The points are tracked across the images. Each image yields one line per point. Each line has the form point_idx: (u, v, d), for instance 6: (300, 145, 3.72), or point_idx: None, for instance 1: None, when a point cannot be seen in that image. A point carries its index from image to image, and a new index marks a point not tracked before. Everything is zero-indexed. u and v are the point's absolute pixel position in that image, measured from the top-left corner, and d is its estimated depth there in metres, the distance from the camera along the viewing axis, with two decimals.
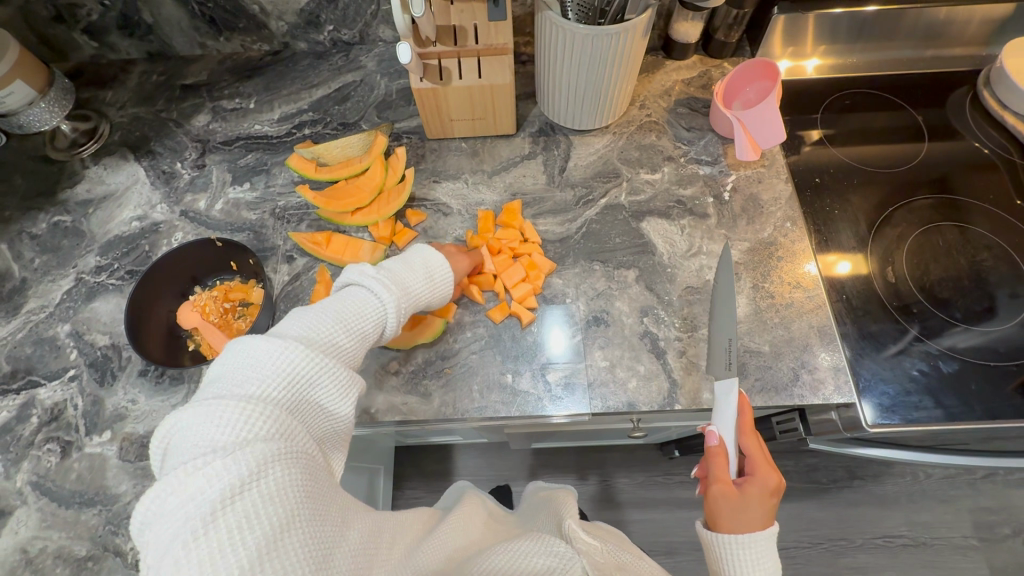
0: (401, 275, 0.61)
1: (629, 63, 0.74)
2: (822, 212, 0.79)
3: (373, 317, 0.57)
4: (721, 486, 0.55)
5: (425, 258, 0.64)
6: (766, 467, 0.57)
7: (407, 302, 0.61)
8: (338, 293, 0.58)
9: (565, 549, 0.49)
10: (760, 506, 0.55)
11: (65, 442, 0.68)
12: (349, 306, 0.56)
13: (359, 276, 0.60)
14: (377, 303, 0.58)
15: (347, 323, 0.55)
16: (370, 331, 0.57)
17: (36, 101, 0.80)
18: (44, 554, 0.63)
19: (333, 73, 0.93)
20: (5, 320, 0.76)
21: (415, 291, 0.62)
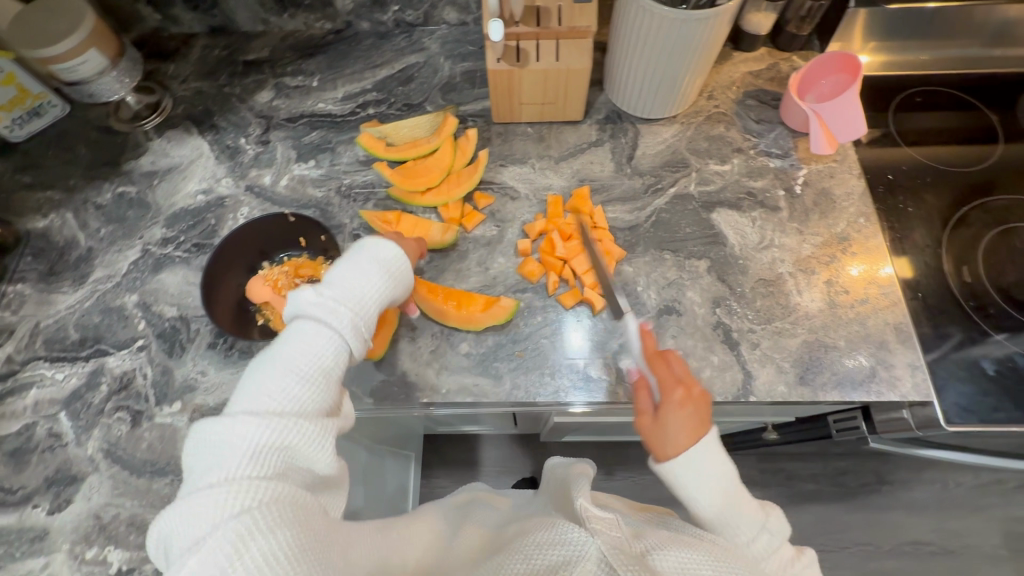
0: (348, 289, 0.55)
1: (709, 51, 0.73)
2: (896, 209, 0.78)
3: (336, 346, 0.52)
4: (645, 420, 0.56)
5: (366, 257, 0.58)
6: (673, 386, 0.56)
7: (367, 319, 0.55)
8: (289, 330, 0.53)
9: (576, 533, 0.45)
10: (678, 424, 0.54)
11: (135, 412, 0.68)
12: (306, 346, 0.51)
13: (306, 307, 0.54)
14: (335, 335, 0.53)
15: (306, 370, 0.50)
16: (336, 365, 0.52)
17: (107, 71, 0.79)
18: (118, 521, 0.63)
19: (396, 54, 0.93)
20: (72, 288, 0.76)
21: (365, 300, 0.56)
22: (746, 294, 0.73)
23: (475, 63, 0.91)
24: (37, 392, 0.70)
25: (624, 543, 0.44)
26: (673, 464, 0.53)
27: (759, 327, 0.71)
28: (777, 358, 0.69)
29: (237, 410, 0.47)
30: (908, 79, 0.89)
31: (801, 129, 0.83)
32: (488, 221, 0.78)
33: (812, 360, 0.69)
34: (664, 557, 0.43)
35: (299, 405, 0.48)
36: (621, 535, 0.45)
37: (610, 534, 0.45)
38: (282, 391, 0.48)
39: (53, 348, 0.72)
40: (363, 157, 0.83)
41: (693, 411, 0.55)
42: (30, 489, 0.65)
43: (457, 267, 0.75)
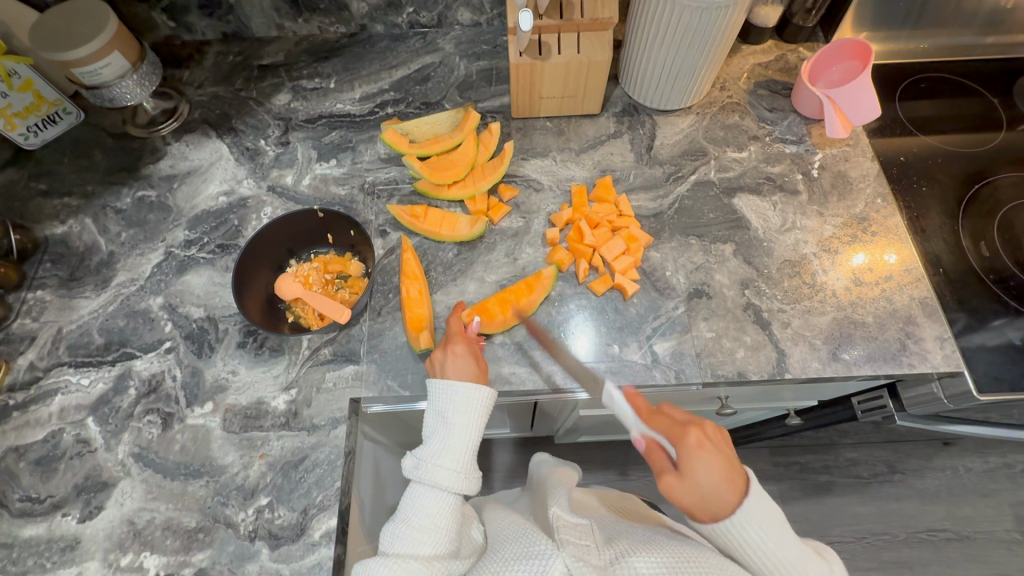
0: (447, 443, 0.58)
1: (724, 41, 0.75)
2: (911, 190, 0.80)
3: (449, 506, 0.57)
4: (670, 479, 0.52)
5: (458, 405, 0.59)
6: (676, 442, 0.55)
7: (472, 468, 0.58)
8: (408, 495, 0.58)
9: (546, 546, 0.49)
10: (703, 476, 0.50)
11: (166, 414, 0.67)
12: (425, 513, 0.56)
13: (418, 469, 0.58)
14: (446, 492, 0.57)
15: (425, 527, 0.55)
16: (452, 518, 0.56)
17: (128, 74, 0.79)
18: (152, 526, 0.61)
19: (411, 55, 0.94)
20: (94, 293, 0.75)
21: (462, 437, 0.58)
22: (773, 275, 0.74)
23: (491, 61, 0.92)
24: (62, 398, 0.68)
25: (591, 554, 0.48)
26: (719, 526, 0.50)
27: (789, 306, 0.72)
28: (809, 336, 0.70)
29: (383, 555, 0.54)
30: (911, 67, 0.92)
31: (814, 116, 0.85)
32: (514, 213, 0.78)
33: (843, 336, 0.70)
34: (627, 566, 0.47)
35: (427, 562, 0.53)
36: (589, 545, 0.49)
37: (578, 546, 0.49)
38: (411, 540, 0.54)
39: (77, 353, 0.71)
40: (385, 154, 0.84)
41: (706, 461, 0.51)
42: (58, 497, 0.63)
43: (485, 258, 0.75)
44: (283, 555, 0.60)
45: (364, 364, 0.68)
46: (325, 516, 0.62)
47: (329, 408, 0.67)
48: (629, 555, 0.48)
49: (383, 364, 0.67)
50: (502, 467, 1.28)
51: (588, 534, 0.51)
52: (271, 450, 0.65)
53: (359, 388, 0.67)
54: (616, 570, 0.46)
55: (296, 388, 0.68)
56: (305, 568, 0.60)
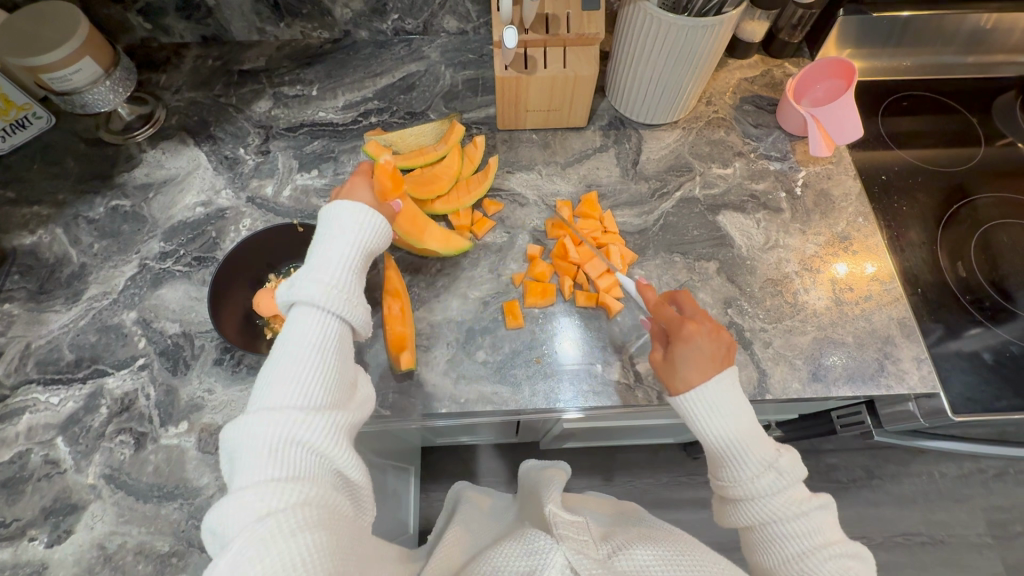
0: (332, 264, 0.53)
1: (710, 59, 0.75)
2: (891, 209, 0.81)
3: (336, 334, 0.52)
4: (713, 329, 0.60)
5: (343, 228, 0.55)
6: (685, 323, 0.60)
7: (358, 296, 0.54)
8: (289, 325, 0.52)
9: (544, 541, 0.48)
10: (681, 360, 0.58)
11: (139, 434, 0.65)
12: (309, 343, 0.50)
13: (298, 292, 0.52)
14: (324, 328, 0.51)
15: (308, 362, 0.49)
16: (339, 354, 0.51)
17: (101, 80, 0.77)
18: (124, 550, 0.60)
19: (396, 62, 0.92)
20: (65, 306, 0.73)
21: (346, 263, 0.54)
22: (755, 293, 0.74)
23: (477, 71, 0.91)
24: (29, 417, 0.66)
25: (588, 550, 0.48)
26: (688, 394, 0.56)
27: (771, 325, 0.72)
28: (789, 356, 0.70)
29: (261, 405, 0.47)
30: (894, 84, 0.93)
31: (798, 133, 0.85)
32: (498, 228, 0.77)
33: (823, 357, 0.70)
34: (627, 558, 0.48)
35: (312, 403, 0.48)
36: (587, 541, 0.49)
37: (578, 541, 0.49)
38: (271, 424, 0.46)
39: (47, 370, 0.69)
40: None
41: (697, 348, 0.58)
42: (25, 520, 0.61)
43: (469, 275, 0.74)
44: None
45: None
46: None
47: None
48: (628, 548, 0.50)
49: None
50: (487, 473, 1.27)
51: (585, 531, 0.51)
52: None
53: None
54: (615, 563, 0.47)
55: None
56: None
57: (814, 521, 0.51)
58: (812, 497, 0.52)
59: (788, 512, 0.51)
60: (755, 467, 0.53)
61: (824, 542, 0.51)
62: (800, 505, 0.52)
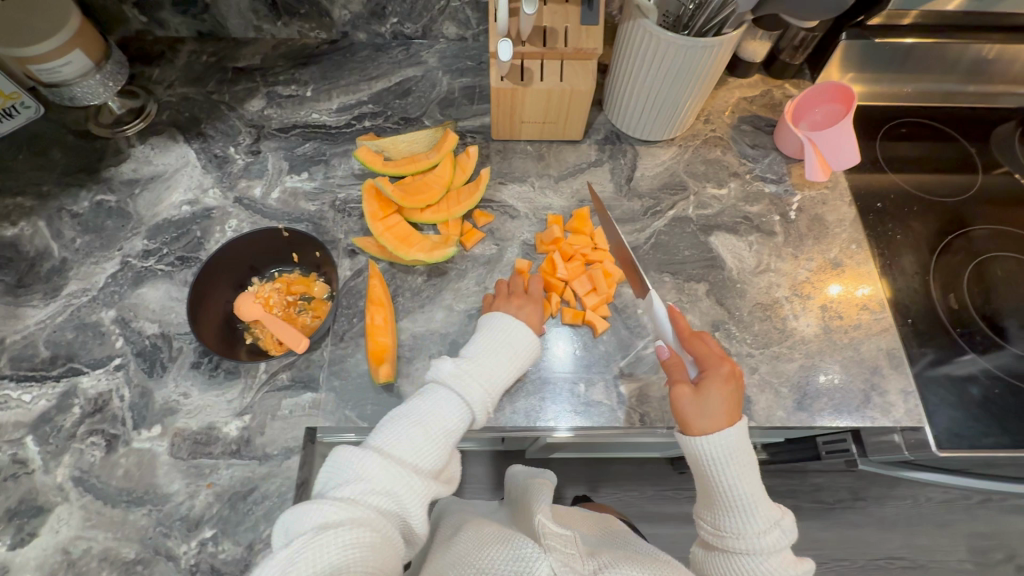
0: (474, 361, 0.59)
1: (709, 79, 0.74)
2: (885, 237, 0.80)
3: (459, 422, 0.56)
4: (733, 377, 0.60)
5: (506, 331, 0.62)
6: (717, 360, 0.61)
7: (490, 395, 0.58)
8: (423, 396, 0.58)
9: (533, 550, 0.48)
10: (719, 399, 0.57)
11: (111, 436, 0.64)
12: (434, 416, 0.56)
13: (442, 372, 0.58)
14: (452, 412, 0.56)
15: (426, 423, 0.55)
16: (453, 435, 0.56)
17: (90, 73, 0.76)
18: (88, 556, 0.59)
19: (393, 66, 0.91)
20: (43, 302, 0.71)
21: (495, 376, 0.59)
22: (743, 317, 0.73)
23: (474, 78, 0.90)
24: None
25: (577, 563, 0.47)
26: (710, 435, 0.55)
27: (758, 350, 0.71)
28: (775, 383, 0.69)
29: (393, 419, 0.57)
30: (894, 110, 0.92)
31: (795, 156, 0.85)
32: (487, 239, 0.76)
33: (810, 386, 0.69)
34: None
35: (433, 450, 0.54)
36: (575, 553, 0.48)
37: (565, 553, 0.47)
38: (403, 440, 0.54)
39: (20, 367, 0.67)
40: (359, 170, 0.81)
41: (732, 392, 0.58)
42: None
43: (455, 286, 0.73)
44: None
45: (323, 392, 0.66)
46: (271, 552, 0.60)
47: (282, 437, 0.64)
48: (614, 566, 0.48)
49: (343, 394, 0.66)
50: (470, 481, 1.26)
51: (573, 543, 0.50)
52: (219, 479, 0.62)
53: (316, 417, 0.65)
54: None
55: (250, 414, 0.65)
56: None
57: None
58: (798, 562, 0.54)
59: (779, 573, 0.52)
60: (756, 520, 0.54)
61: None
62: (786, 567, 0.53)
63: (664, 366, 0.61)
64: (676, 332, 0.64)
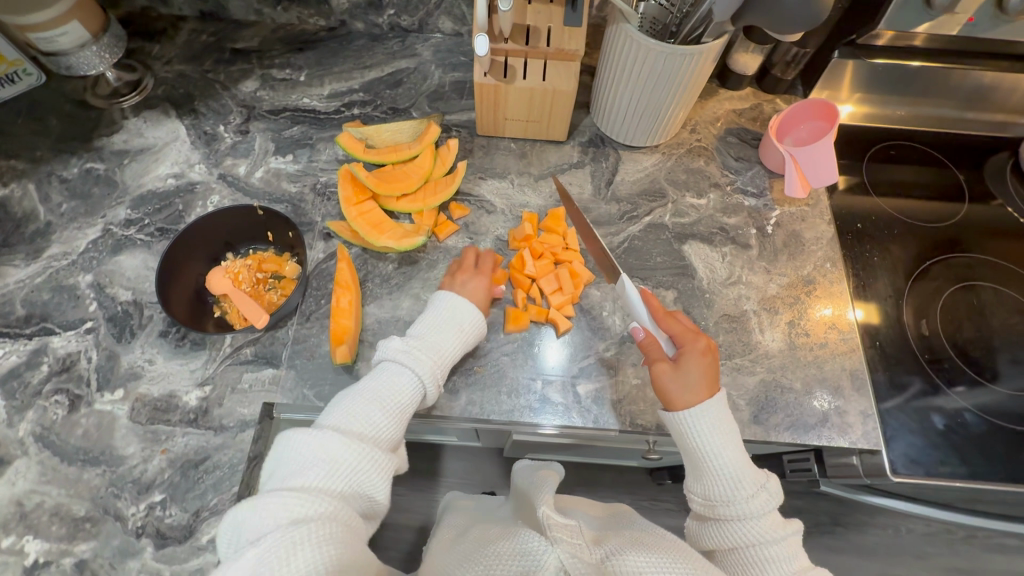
0: (425, 337, 0.63)
1: (691, 88, 0.75)
2: (862, 258, 0.79)
3: (410, 392, 0.60)
4: (709, 350, 0.63)
5: (454, 310, 0.65)
6: (690, 335, 0.64)
7: (441, 367, 0.62)
8: (374, 373, 0.61)
9: (538, 543, 0.47)
10: (697, 372, 0.60)
11: (74, 396, 0.66)
12: (386, 388, 0.59)
13: (393, 349, 0.62)
14: (408, 382, 0.60)
15: (381, 397, 0.58)
16: (409, 405, 0.59)
17: (88, 44, 0.78)
18: (41, 510, 0.60)
19: (387, 57, 0.92)
20: (24, 262, 0.73)
21: (445, 351, 0.63)
22: (709, 327, 0.73)
23: (465, 74, 0.91)
24: None
25: (584, 552, 0.47)
26: (689, 411, 0.59)
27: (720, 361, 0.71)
28: (734, 395, 0.69)
29: (341, 400, 0.59)
30: (885, 132, 0.91)
31: (777, 171, 0.84)
32: (461, 232, 0.77)
33: (768, 400, 0.69)
34: (622, 560, 0.47)
35: (380, 421, 0.57)
36: (581, 542, 0.48)
37: (572, 543, 0.47)
38: (364, 418, 0.56)
39: None
40: (342, 156, 0.83)
41: (708, 363, 0.62)
42: None
43: (424, 275, 0.74)
44: (167, 556, 0.60)
45: (283, 369, 0.67)
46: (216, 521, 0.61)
47: (240, 410, 0.66)
48: (622, 550, 0.48)
49: (302, 372, 0.67)
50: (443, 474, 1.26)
51: (579, 532, 0.50)
52: (174, 446, 0.64)
53: (274, 393, 0.66)
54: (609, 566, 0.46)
55: (210, 385, 0.67)
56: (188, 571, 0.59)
57: (788, 551, 0.54)
58: (787, 524, 0.56)
59: (772, 535, 0.54)
60: (743, 488, 0.56)
61: (795, 569, 0.54)
62: (775, 531, 0.54)
63: (642, 346, 0.64)
64: (650, 311, 0.65)
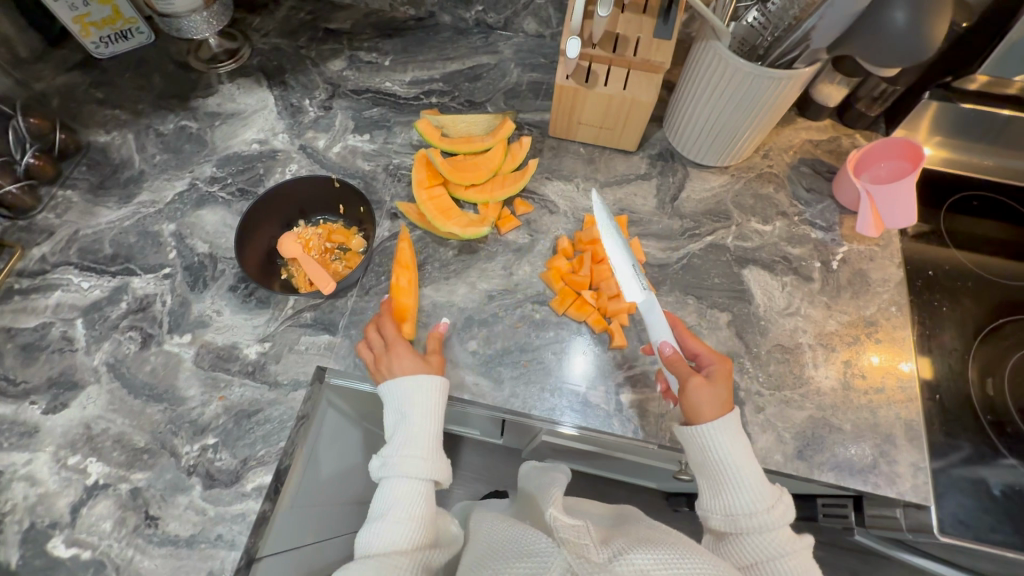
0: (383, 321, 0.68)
1: (773, 112, 0.74)
2: (929, 306, 0.77)
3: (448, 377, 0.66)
4: (727, 373, 0.61)
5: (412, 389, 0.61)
6: (708, 358, 0.62)
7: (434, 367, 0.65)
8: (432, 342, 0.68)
9: (548, 545, 0.48)
10: (728, 387, 0.60)
11: (146, 334, 0.70)
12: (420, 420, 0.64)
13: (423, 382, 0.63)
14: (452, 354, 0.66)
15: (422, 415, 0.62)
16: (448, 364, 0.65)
17: (198, 10, 0.82)
18: (105, 435, 0.64)
19: (470, 51, 0.95)
20: (117, 205, 0.79)
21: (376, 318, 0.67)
22: (761, 355, 0.72)
23: (543, 75, 0.93)
24: (60, 295, 0.72)
25: (590, 552, 0.46)
26: (707, 427, 0.57)
27: (769, 391, 0.70)
28: (779, 426, 0.68)
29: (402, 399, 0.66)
30: (968, 180, 0.87)
31: (850, 206, 0.82)
32: (522, 228, 0.79)
33: (814, 437, 0.67)
34: (625, 560, 0.45)
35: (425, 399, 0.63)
36: (587, 544, 0.48)
37: (577, 545, 0.48)
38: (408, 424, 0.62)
39: (86, 258, 0.75)
40: (417, 141, 0.85)
41: (726, 388, 0.60)
42: (31, 385, 0.67)
43: (482, 266, 0.76)
44: (213, 496, 0.62)
45: (338, 337, 0.69)
46: (261, 471, 0.64)
47: (294, 369, 0.69)
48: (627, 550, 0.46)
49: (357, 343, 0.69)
50: (463, 466, 1.27)
51: (586, 533, 0.50)
52: (231, 394, 0.67)
53: (328, 357, 0.69)
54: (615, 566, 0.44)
55: (270, 342, 0.70)
56: (228, 515, 0.62)
57: (799, 565, 0.53)
58: (797, 539, 0.54)
59: (784, 550, 0.53)
60: (759, 501, 0.55)
61: None
62: (785, 546, 0.54)
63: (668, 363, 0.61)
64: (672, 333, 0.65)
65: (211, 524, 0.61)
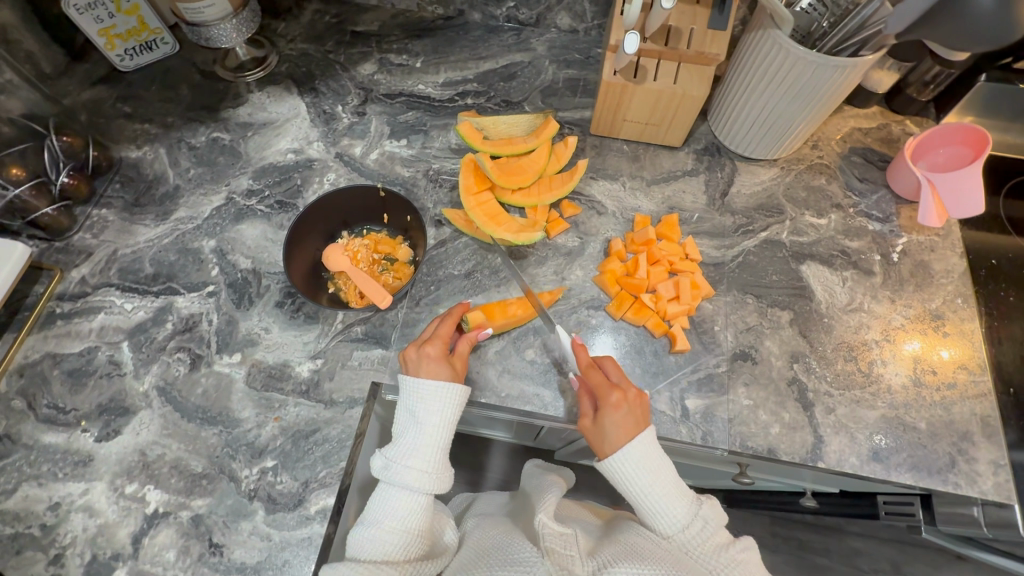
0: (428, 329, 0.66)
1: (830, 101, 0.71)
2: (996, 296, 0.74)
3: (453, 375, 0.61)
4: (630, 399, 0.59)
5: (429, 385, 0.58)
6: (608, 388, 0.59)
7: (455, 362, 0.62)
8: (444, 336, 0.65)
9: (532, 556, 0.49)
10: (613, 425, 0.57)
11: (195, 355, 0.68)
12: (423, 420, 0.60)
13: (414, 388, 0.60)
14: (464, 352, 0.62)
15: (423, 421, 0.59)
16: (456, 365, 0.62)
17: (228, 18, 0.80)
18: (161, 461, 0.63)
19: (503, 49, 0.92)
20: (154, 222, 0.77)
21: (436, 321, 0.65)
22: (827, 354, 0.70)
23: (580, 71, 0.90)
24: (103, 317, 0.70)
25: (574, 564, 0.48)
26: (614, 459, 0.56)
27: (838, 391, 0.67)
28: (852, 427, 0.66)
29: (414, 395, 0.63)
30: None
31: (908, 196, 0.79)
32: (571, 231, 0.76)
33: (889, 437, 0.65)
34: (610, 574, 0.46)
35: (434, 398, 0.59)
36: (574, 554, 0.49)
37: (563, 555, 0.49)
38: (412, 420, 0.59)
39: (127, 278, 0.73)
40: (455, 144, 0.83)
41: (629, 411, 0.58)
42: (82, 412, 0.65)
43: (533, 271, 0.73)
44: (276, 521, 0.61)
45: (392, 351, 0.67)
46: (324, 493, 0.62)
47: (350, 386, 0.67)
48: (612, 564, 0.48)
49: None
50: (499, 472, 1.25)
51: (574, 543, 0.51)
52: (287, 414, 0.65)
53: (382, 373, 0.67)
54: None
55: (322, 359, 0.68)
56: (294, 540, 0.60)
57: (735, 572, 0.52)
58: (733, 543, 0.54)
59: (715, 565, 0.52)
60: (677, 520, 0.54)
61: None
62: (717, 556, 0.52)
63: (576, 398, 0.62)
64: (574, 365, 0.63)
65: (277, 550, 0.60)
